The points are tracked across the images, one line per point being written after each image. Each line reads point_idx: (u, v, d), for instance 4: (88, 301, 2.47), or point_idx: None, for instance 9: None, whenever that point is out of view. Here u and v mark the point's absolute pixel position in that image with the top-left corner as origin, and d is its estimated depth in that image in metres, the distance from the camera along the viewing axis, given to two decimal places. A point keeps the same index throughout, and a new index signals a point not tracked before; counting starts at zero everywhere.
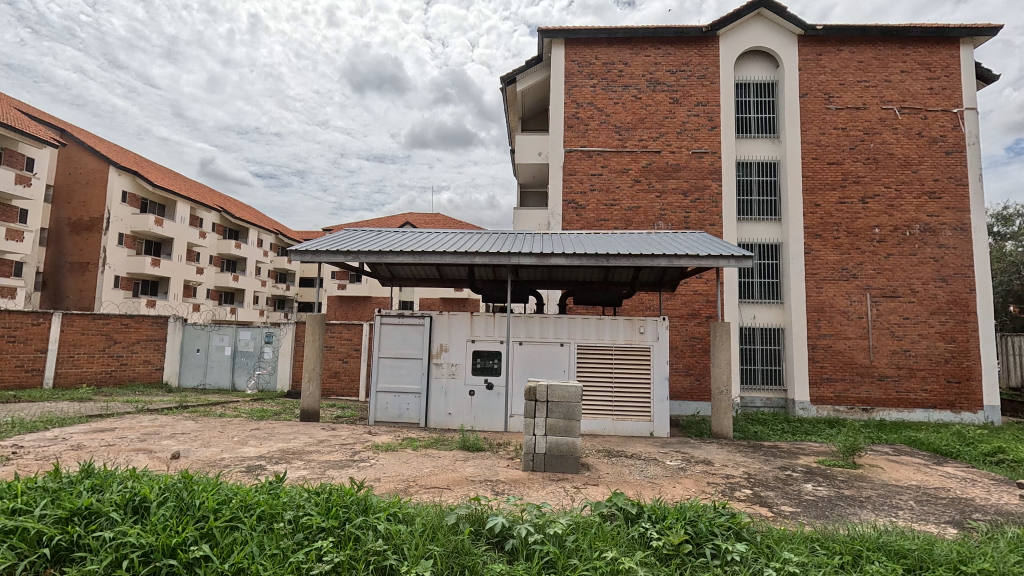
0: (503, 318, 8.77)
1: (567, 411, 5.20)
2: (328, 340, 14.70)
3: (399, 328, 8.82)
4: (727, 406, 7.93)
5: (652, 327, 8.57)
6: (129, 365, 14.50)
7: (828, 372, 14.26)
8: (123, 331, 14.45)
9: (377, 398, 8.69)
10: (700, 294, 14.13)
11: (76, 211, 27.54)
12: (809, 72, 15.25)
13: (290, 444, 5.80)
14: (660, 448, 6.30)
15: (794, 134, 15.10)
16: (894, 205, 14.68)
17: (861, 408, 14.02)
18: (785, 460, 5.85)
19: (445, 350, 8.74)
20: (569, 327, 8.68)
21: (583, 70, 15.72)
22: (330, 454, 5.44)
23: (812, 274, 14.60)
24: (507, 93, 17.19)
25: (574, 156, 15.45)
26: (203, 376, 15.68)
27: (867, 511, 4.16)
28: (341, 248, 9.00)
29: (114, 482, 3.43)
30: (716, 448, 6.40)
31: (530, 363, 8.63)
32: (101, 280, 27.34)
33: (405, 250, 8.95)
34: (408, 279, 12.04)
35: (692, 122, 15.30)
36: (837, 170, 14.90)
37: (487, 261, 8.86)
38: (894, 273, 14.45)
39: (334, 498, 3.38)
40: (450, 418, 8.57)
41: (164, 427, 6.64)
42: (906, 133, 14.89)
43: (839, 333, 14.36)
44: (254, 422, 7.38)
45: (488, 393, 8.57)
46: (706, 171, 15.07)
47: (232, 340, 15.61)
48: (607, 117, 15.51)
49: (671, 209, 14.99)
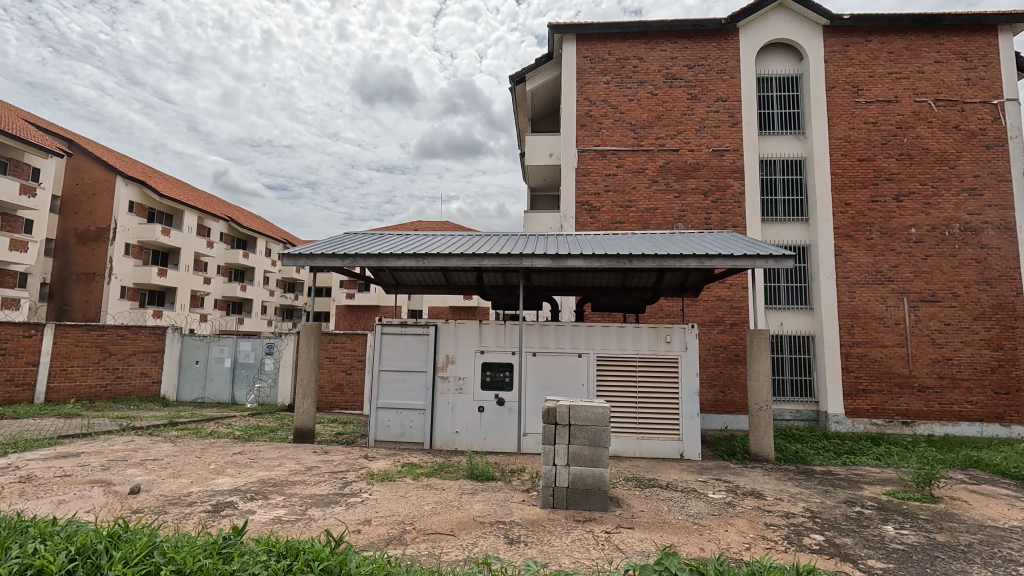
0: (515, 327, 8.02)
1: (593, 437, 4.41)
2: (331, 352, 14.01)
3: (401, 338, 8.07)
4: (767, 424, 7.05)
5: (680, 336, 7.78)
6: (125, 378, 13.90)
7: (863, 383, 13.29)
8: (119, 343, 13.85)
9: (378, 415, 7.93)
10: (724, 300, 13.28)
11: (82, 221, 27.30)
12: (836, 64, 14.41)
13: (272, 474, 5.06)
14: (697, 476, 5.47)
15: (821, 129, 14.26)
16: (931, 203, 13.74)
17: (901, 422, 13.02)
18: (847, 491, 4.99)
19: (452, 362, 7.98)
20: (587, 336, 7.90)
21: (596, 67, 15.03)
22: (317, 486, 4.70)
23: (844, 278, 13.69)
24: (517, 92, 16.61)
25: (587, 155, 14.72)
26: (202, 389, 15.03)
27: (977, 567, 3.29)
28: (339, 251, 8.31)
29: (15, 548, 2.75)
30: (763, 475, 5.55)
31: (545, 375, 7.85)
32: (106, 290, 27.03)
33: (407, 252, 8.24)
34: (413, 285, 11.34)
35: (712, 118, 14.51)
36: (868, 167, 14.02)
37: (496, 264, 8.11)
38: (933, 276, 13.48)
39: (297, 567, 2.65)
40: (457, 437, 7.80)
41: (136, 451, 5.92)
42: (942, 127, 13.97)
43: (875, 340, 13.39)
44: (239, 444, 6.63)
45: (499, 409, 7.81)
46: (728, 169, 14.25)
47: (232, 351, 14.96)
48: (622, 114, 14.78)
49: (691, 210, 14.18)
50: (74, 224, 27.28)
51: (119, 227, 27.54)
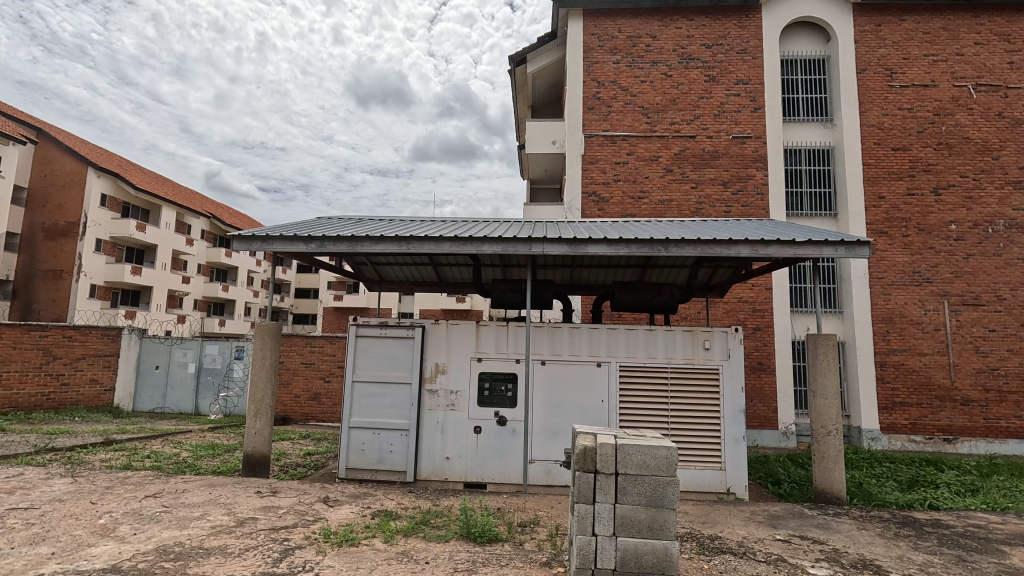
0: (520, 329, 6.56)
1: (653, 493, 3.13)
2: (308, 357, 12.47)
3: (380, 343, 6.58)
4: (837, 453, 5.65)
5: (722, 341, 6.36)
6: (72, 386, 12.23)
7: (900, 396, 11.95)
8: (66, 346, 12.13)
9: (350, 437, 6.42)
10: (746, 302, 11.90)
11: (50, 215, 25.43)
12: (868, 45, 13.17)
13: (181, 537, 3.53)
14: (772, 533, 4.03)
15: (851, 115, 12.97)
16: (973, 197, 12.48)
17: (942, 439, 11.68)
18: (992, 562, 3.61)
19: (442, 371, 6.51)
20: (609, 341, 6.46)
21: (605, 45, 13.68)
22: (235, 563, 3.15)
23: (878, 279, 12.34)
24: (516, 75, 15.27)
25: (595, 141, 13.33)
26: (161, 398, 13.42)
27: None
28: (304, 234, 6.81)
29: None
30: (860, 532, 4.11)
31: (557, 388, 6.40)
32: (75, 289, 25.23)
33: (388, 235, 6.72)
34: (399, 281, 9.88)
35: (732, 102, 13.18)
36: (903, 157, 12.76)
37: (497, 250, 6.63)
38: (976, 277, 12.20)
39: None
40: (448, 465, 6.33)
41: (8, 495, 4.30)
42: (984, 114, 12.74)
43: (913, 348, 12.07)
44: (162, 481, 5.05)
45: (500, 431, 6.35)
46: (749, 158, 12.92)
47: (197, 355, 13.47)
48: (633, 97, 13.43)
49: (709, 202, 12.82)
50: (41, 218, 25.34)
51: (89, 222, 25.76)
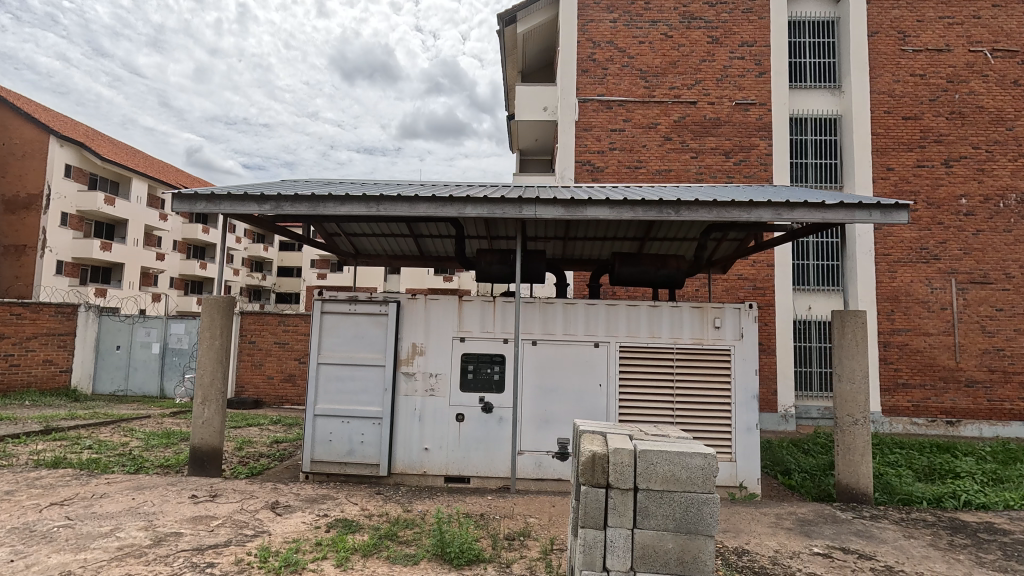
0: (509, 304, 5.81)
1: (685, 517, 2.59)
2: (281, 337, 11.63)
3: (349, 320, 5.79)
4: (864, 443, 5.03)
5: (734, 318, 5.66)
6: (23, 368, 11.26)
7: (903, 377, 11.49)
8: (14, 324, 11.13)
9: (316, 426, 5.66)
10: (746, 279, 11.26)
11: (10, 187, 23.91)
12: (880, 6, 12.35)
13: (76, 564, 2.78)
14: (808, 546, 3.42)
15: (859, 82, 12.22)
16: (985, 169, 11.86)
17: (945, 421, 11.27)
18: None
19: (420, 353, 5.75)
20: (607, 319, 5.74)
21: (602, 2, 12.67)
22: None
23: (884, 255, 11.74)
24: (506, 35, 14.28)
25: (589, 106, 12.43)
26: (123, 380, 12.53)
27: None
28: (258, 193, 5.91)
29: None
30: (909, 543, 3.51)
31: (549, 370, 5.69)
32: (39, 265, 23.90)
33: (357, 196, 5.85)
34: (377, 254, 9.02)
35: (736, 66, 12.34)
36: (914, 126, 12.06)
37: (481, 213, 5.81)
38: (985, 254, 11.66)
39: None
40: (427, 457, 5.63)
41: None
42: (999, 82, 12.05)
43: (918, 328, 11.56)
44: (81, 483, 4.25)
45: (486, 419, 5.64)
46: (753, 127, 12.13)
47: (161, 335, 12.60)
48: (631, 59, 12.51)
49: (709, 172, 12.08)
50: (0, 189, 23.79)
51: (53, 194, 24.31)
